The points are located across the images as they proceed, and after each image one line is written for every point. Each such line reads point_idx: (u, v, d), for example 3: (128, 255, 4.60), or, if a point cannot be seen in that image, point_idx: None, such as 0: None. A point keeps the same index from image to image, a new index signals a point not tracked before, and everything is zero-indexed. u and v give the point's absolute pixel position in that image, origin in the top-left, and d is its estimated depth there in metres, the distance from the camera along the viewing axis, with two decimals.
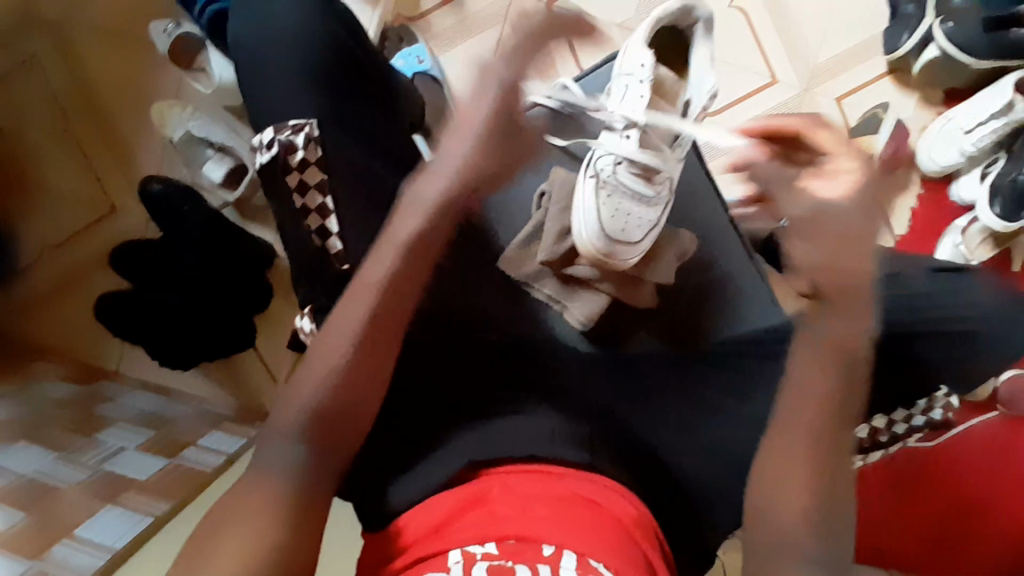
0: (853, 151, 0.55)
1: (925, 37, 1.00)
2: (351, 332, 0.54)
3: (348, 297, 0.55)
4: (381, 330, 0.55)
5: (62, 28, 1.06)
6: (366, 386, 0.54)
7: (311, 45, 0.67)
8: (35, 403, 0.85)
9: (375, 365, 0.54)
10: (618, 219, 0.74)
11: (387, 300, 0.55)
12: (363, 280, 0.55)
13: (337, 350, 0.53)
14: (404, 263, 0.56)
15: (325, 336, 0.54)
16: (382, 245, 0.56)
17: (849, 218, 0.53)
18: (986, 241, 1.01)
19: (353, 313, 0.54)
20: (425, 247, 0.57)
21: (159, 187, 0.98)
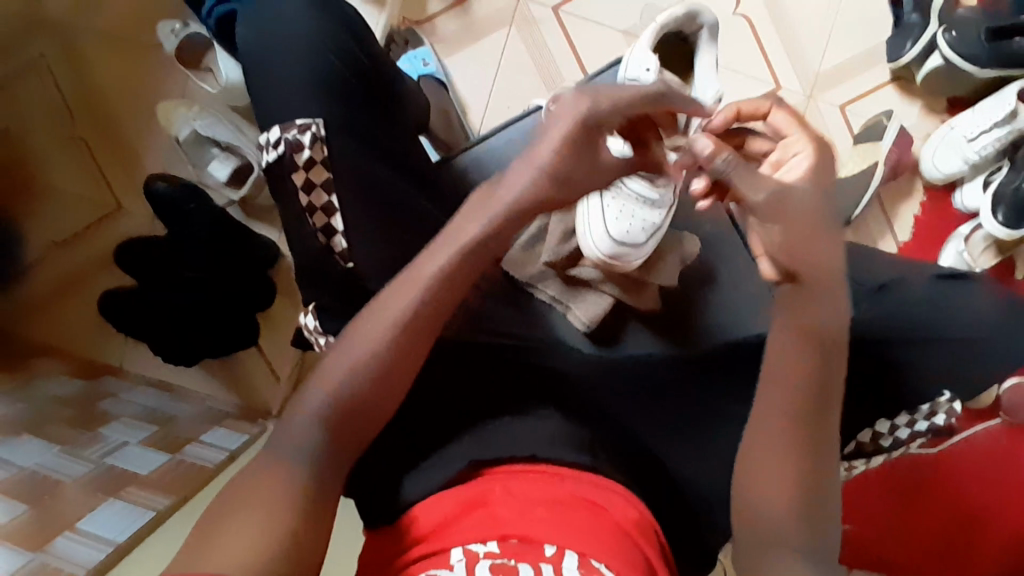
0: (807, 134, 0.59)
1: (929, 46, 1.01)
2: (392, 322, 0.54)
3: (398, 287, 0.55)
4: (419, 327, 0.54)
5: (66, 29, 1.08)
6: (388, 382, 0.54)
7: (319, 45, 0.67)
8: (37, 400, 0.85)
9: (406, 361, 0.54)
10: (623, 223, 0.76)
11: (437, 296, 0.55)
12: (417, 270, 0.55)
13: (378, 331, 0.53)
14: (460, 262, 0.55)
15: (364, 321, 0.54)
16: (445, 241, 0.56)
17: (809, 201, 0.55)
18: (989, 249, 1.01)
19: (397, 304, 0.54)
20: (475, 255, 0.56)
21: (164, 187, 0.96)
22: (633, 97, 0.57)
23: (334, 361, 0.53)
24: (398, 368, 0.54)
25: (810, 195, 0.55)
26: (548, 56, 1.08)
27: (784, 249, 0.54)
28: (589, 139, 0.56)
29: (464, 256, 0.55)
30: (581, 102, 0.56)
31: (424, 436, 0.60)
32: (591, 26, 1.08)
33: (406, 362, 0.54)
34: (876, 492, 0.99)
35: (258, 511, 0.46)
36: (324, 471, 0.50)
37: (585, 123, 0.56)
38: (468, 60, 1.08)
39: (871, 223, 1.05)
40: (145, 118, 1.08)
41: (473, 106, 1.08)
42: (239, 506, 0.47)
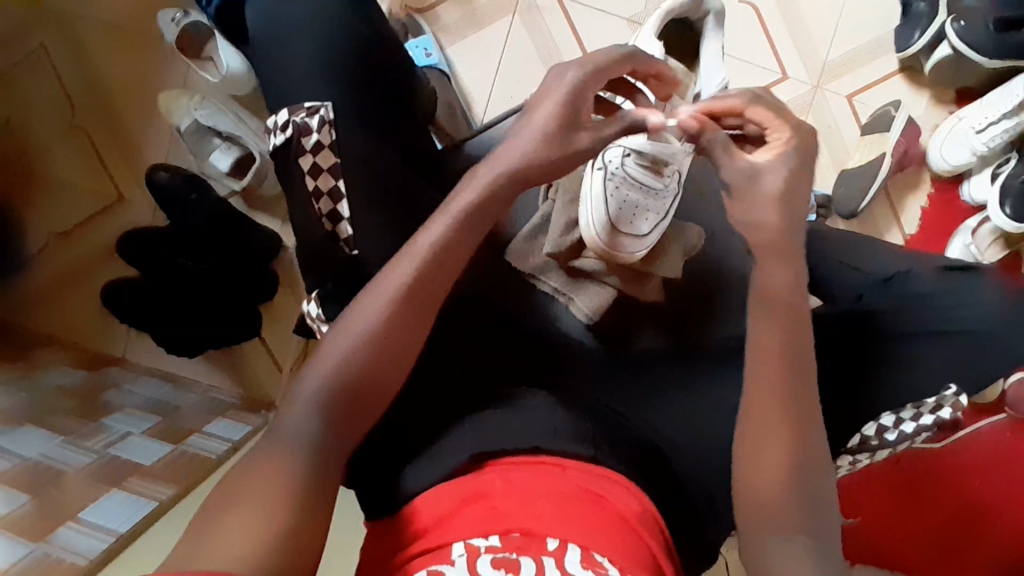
0: (785, 120, 0.58)
1: (937, 35, 0.99)
2: (391, 299, 0.54)
3: (395, 261, 0.56)
4: (417, 304, 0.55)
5: (71, 16, 1.07)
6: (385, 368, 0.54)
7: (324, 28, 0.67)
8: (40, 389, 0.85)
9: (405, 341, 0.55)
10: (626, 207, 0.73)
11: (432, 267, 0.56)
12: (412, 245, 0.56)
13: (371, 311, 0.54)
14: (455, 231, 0.57)
15: (362, 301, 0.55)
16: (442, 213, 0.58)
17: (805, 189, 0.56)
18: (996, 242, 0.99)
19: (395, 278, 0.55)
20: (467, 228, 0.57)
21: (166, 175, 0.98)
22: (618, 71, 0.62)
23: (333, 344, 0.53)
24: (392, 350, 0.54)
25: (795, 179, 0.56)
26: (552, 45, 1.07)
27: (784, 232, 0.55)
28: (577, 109, 0.60)
29: (460, 224, 0.57)
30: (566, 74, 0.61)
31: (427, 427, 0.59)
32: (596, 15, 1.07)
33: (408, 339, 0.55)
34: (873, 484, 0.99)
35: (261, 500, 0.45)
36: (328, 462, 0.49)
37: (574, 90, 0.60)
38: (471, 50, 1.07)
39: (876, 215, 1.04)
40: (148, 106, 1.07)
41: (476, 96, 1.07)
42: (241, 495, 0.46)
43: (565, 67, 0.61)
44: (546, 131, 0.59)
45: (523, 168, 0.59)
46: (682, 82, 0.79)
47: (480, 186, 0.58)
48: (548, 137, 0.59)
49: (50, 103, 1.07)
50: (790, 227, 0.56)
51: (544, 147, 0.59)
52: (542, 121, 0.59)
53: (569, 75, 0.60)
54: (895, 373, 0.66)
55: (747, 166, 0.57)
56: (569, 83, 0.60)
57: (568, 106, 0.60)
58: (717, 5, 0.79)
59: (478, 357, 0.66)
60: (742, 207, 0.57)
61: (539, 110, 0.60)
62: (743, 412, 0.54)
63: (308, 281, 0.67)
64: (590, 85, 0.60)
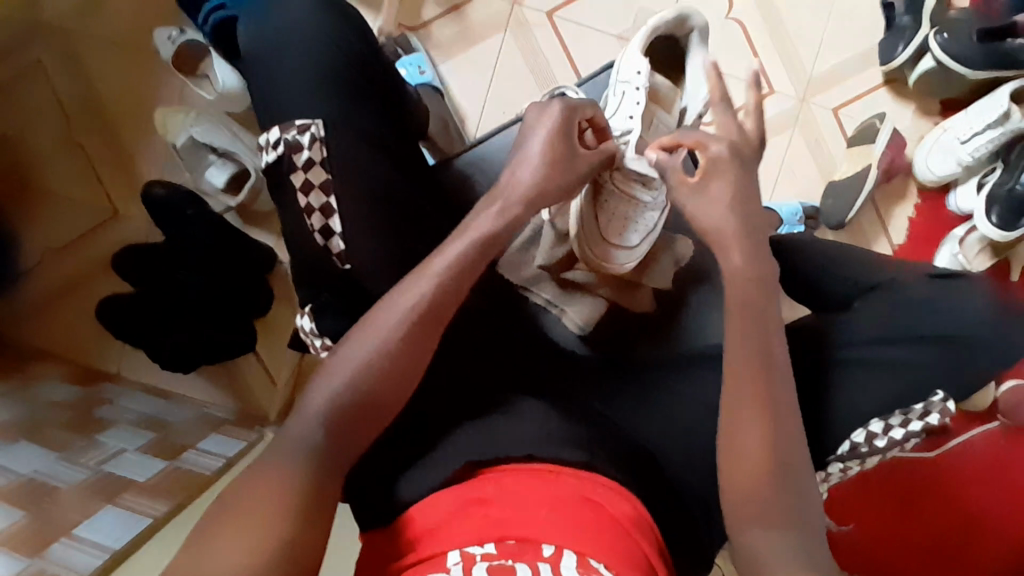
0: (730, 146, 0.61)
1: (920, 48, 1.02)
2: (404, 316, 0.55)
3: (405, 284, 0.57)
4: (430, 319, 0.56)
5: (67, 36, 1.08)
6: (388, 385, 0.54)
7: (319, 43, 0.68)
8: (35, 406, 0.85)
9: (416, 354, 0.55)
10: (617, 222, 0.74)
11: (449, 286, 0.57)
12: (429, 263, 0.58)
13: (387, 328, 0.54)
14: (473, 254, 0.58)
15: (376, 317, 0.55)
16: (460, 233, 0.60)
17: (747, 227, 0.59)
18: (984, 251, 1.01)
19: (411, 296, 0.56)
20: (472, 257, 0.58)
21: (162, 191, 0.99)
22: (584, 108, 0.66)
23: (346, 354, 0.54)
24: (397, 364, 0.54)
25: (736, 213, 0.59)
26: (543, 61, 1.09)
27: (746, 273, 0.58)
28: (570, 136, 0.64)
29: (468, 249, 0.58)
30: (549, 111, 0.65)
31: (422, 438, 0.59)
32: (585, 31, 1.08)
33: (414, 357, 0.55)
34: (869, 490, 0.99)
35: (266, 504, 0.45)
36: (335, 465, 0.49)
37: (559, 128, 0.63)
38: (462, 67, 1.09)
39: (865, 224, 1.06)
40: (144, 124, 1.08)
41: (468, 111, 1.08)
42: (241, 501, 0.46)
43: (558, 102, 0.65)
44: (540, 151, 0.63)
45: (533, 196, 0.62)
46: (669, 96, 0.79)
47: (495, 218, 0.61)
48: (544, 156, 0.63)
49: (46, 119, 1.08)
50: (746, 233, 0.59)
51: (545, 176, 0.63)
52: (537, 144, 0.63)
53: (554, 109, 0.64)
54: (887, 380, 0.66)
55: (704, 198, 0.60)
56: (558, 107, 0.64)
57: (559, 128, 0.64)
58: (701, 20, 0.79)
59: (474, 367, 0.66)
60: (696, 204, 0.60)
61: (535, 135, 0.64)
62: (737, 416, 0.54)
63: (303, 295, 0.67)
64: (575, 109, 0.65)
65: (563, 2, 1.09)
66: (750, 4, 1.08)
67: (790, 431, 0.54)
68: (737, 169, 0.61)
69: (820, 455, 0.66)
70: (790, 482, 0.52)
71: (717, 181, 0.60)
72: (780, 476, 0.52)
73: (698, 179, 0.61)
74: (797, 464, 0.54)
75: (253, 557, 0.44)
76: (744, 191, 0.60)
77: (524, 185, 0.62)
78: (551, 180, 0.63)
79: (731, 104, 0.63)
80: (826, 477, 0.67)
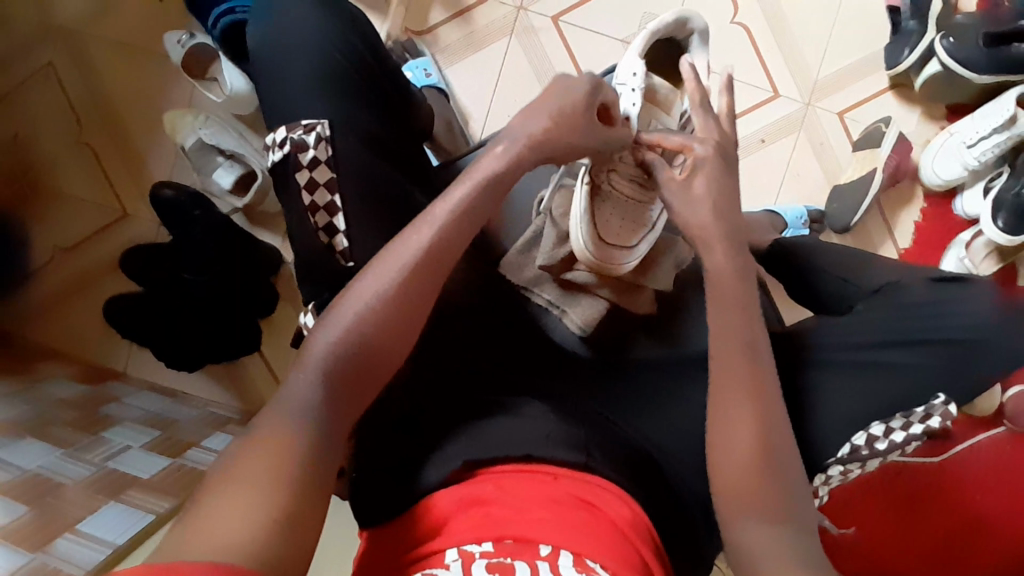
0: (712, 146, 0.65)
1: (926, 53, 1.01)
2: (394, 277, 0.55)
3: (377, 265, 0.56)
4: (426, 270, 0.57)
5: (80, 38, 1.10)
6: (379, 376, 0.54)
7: (324, 44, 0.69)
8: (42, 403, 0.86)
9: (407, 322, 0.56)
10: (613, 222, 0.77)
11: (434, 255, 0.57)
12: (431, 213, 0.59)
13: (378, 285, 0.55)
14: (449, 235, 0.58)
15: (369, 274, 0.56)
16: (470, 176, 0.61)
17: (728, 221, 0.63)
18: (990, 255, 1.00)
19: (397, 257, 0.56)
20: (455, 240, 0.59)
21: (170, 192, 0.99)
22: (601, 87, 0.67)
23: (336, 316, 0.54)
24: (381, 350, 0.54)
25: (712, 209, 0.62)
26: (547, 64, 1.09)
27: (724, 271, 0.60)
28: (575, 119, 0.65)
29: (447, 230, 0.58)
30: (573, 83, 0.66)
31: (420, 438, 0.60)
32: (590, 36, 1.09)
33: (397, 328, 0.55)
34: (868, 496, 0.99)
35: (263, 475, 0.43)
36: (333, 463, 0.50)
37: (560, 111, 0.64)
38: (467, 70, 1.10)
39: (870, 228, 1.06)
40: (153, 126, 1.10)
41: (474, 114, 1.09)
42: (240, 465, 0.44)
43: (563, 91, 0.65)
44: (535, 130, 0.63)
45: None
46: (668, 99, 0.78)
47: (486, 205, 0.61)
48: (537, 139, 0.63)
49: (56, 120, 1.10)
50: (728, 238, 0.62)
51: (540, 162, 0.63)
52: (540, 124, 0.64)
53: (574, 87, 0.66)
54: (887, 382, 0.66)
55: (690, 193, 0.63)
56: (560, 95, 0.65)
57: (562, 118, 0.64)
58: (702, 22, 0.80)
59: (473, 369, 0.66)
60: (681, 199, 0.63)
61: (542, 110, 0.64)
62: (733, 414, 0.54)
63: (306, 295, 0.68)
64: (601, 88, 0.67)
65: (568, 6, 1.09)
66: (754, 9, 1.08)
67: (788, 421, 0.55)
68: (719, 164, 0.64)
69: (819, 458, 0.66)
70: (785, 480, 0.53)
71: (701, 178, 0.63)
72: (776, 474, 0.53)
73: (682, 177, 0.64)
74: (792, 462, 0.54)
75: (251, 528, 0.40)
76: (726, 193, 0.63)
77: (507, 158, 0.62)
78: (549, 139, 0.64)
79: (710, 108, 0.67)
80: (826, 479, 0.67)
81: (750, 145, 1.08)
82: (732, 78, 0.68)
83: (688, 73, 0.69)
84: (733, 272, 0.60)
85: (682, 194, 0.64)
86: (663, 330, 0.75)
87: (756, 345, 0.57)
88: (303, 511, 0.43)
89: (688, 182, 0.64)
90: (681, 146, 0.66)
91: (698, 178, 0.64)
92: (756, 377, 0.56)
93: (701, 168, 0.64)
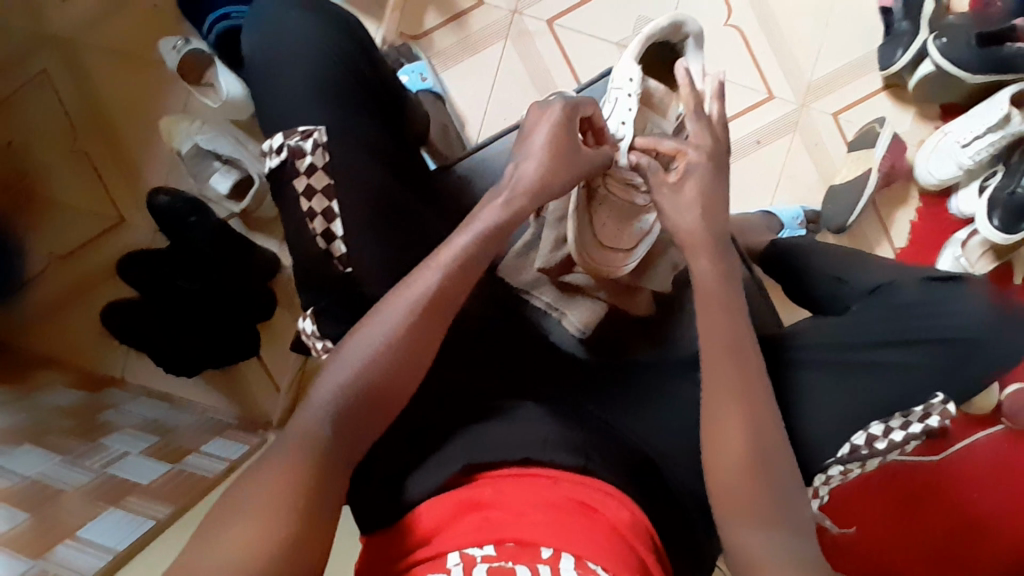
0: (703, 149, 0.65)
1: (919, 53, 1.02)
2: (410, 309, 0.55)
3: (393, 298, 0.56)
4: (439, 307, 0.57)
5: (75, 45, 1.10)
6: (391, 404, 0.54)
7: (319, 52, 0.69)
8: (39, 410, 0.86)
9: (419, 362, 0.56)
10: (609, 227, 0.75)
11: (454, 283, 0.57)
12: (450, 246, 0.59)
13: (386, 326, 0.55)
14: (463, 267, 0.58)
15: (382, 309, 0.56)
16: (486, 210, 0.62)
17: (717, 225, 0.63)
18: (987, 254, 1.01)
19: (417, 288, 0.56)
20: (467, 264, 0.58)
21: (166, 199, 0.99)
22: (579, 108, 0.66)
23: (347, 354, 0.54)
24: (391, 385, 0.54)
25: (700, 216, 0.62)
26: (544, 69, 1.09)
27: (716, 275, 0.60)
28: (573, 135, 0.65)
29: (460, 263, 0.58)
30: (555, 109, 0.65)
31: (421, 442, 0.60)
32: (586, 40, 1.09)
33: (410, 374, 0.55)
34: (869, 499, 0.99)
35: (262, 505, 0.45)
36: (337, 465, 0.50)
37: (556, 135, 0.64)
38: (464, 75, 1.10)
39: (866, 228, 1.06)
40: (149, 133, 1.09)
41: (470, 118, 1.09)
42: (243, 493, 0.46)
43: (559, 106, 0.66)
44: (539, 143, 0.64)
45: (520, 197, 0.62)
46: (663, 102, 0.78)
47: (489, 218, 0.61)
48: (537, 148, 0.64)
49: (52, 127, 1.10)
50: (720, 240, 0.62)
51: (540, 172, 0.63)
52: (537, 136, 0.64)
53: (558, 112, 0.65)
54: (884, 381, 0.66)
55: (681, 201, 0.63)
56: (560, 104, 0.65)
57: (557, 149, 0.64)
58: (696, 27, 0.80)
59: (472, 371, 0.67)
60: (672, 203, 0.63)
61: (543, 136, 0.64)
62: (729, 417, 0.55)
63: (304, 300, 0.68)
64: (577, 108, 0.66)
65: (564, 10, 1.10)
66: (748, 11, 1.08)
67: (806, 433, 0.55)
68: (711, 169, 0.64)
69: (819, 458, 0.66)
70: (781, 482, 0.53)
71: (692, 181, 0.64)
72: (771, 475, 0.53)
73: (674, 178, 0.64)
74: (786, 465, 0.54)
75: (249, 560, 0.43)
76: (715, 201, 0.63)
77: (517, 188, 0.63)
78: (553, 175, 0.63)
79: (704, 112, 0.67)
80: (826, 479, 0.67)
81: (746, 147, 1.08)
82: (724, 83, 0.69)
83: (683, 77, 0.68)
84: (724, 274, 0.60)
85: (677, 201, 0.63)
86: (661, 333, 0.75)
87: (750, 346, 0.58)
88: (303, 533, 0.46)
89: (679, 184, 0.64)
90: (676, 150, 0.66)
91: (687, 180, 0.64)
92: (752, 379, 0.56)
93: (692, 171, 0.64)
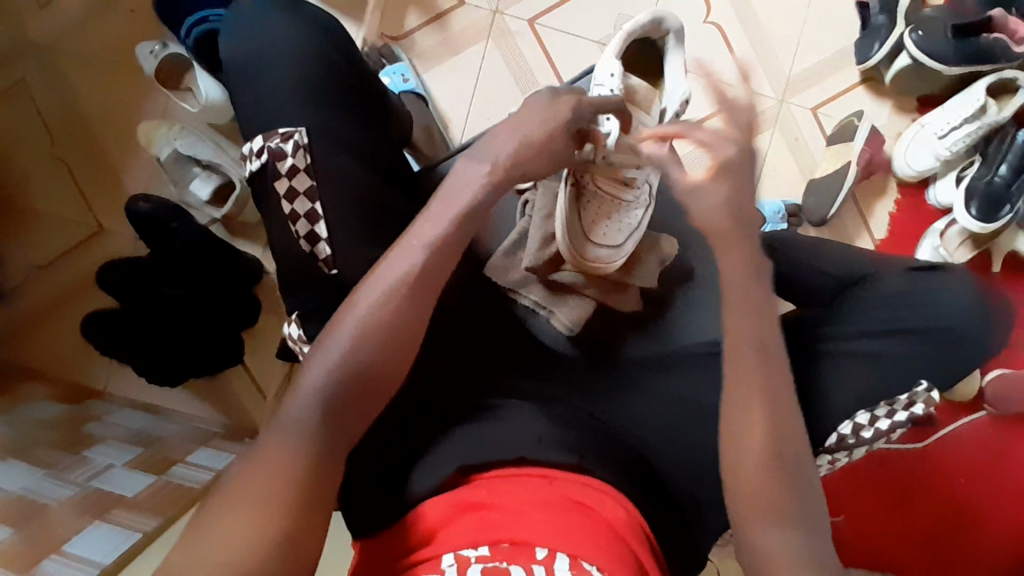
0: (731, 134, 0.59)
1: (896, 46, 1.04)
2: (391, 297, 0.55)
3: (369, 286, 0.55)
4: (421, 293, 0.56)
5: (50, 52, 1.08)
6: (373, 398, 0.54)
7: (301, 57, 0.68)
8: (22, 423, 0.85)
9: (403, 354, 0.55)
10: (598, 222, 0.76)
11: (432, 272, 0.57)
12: (416, 235, 0.58)
13: (368, 312, 0.54)
14: (433, 259, 0.57)
15: (358, 296, 0.55)
16: (456, 194, 0.61)
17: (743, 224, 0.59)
18: (964, 243, 1.02)
19: (393, 277, 0.56)
20: (449, 250, 0.58)
21: (146, 204, 0.97)
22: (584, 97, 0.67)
23: (328, 344, 0.53)
24: (373, 377, 0.53)
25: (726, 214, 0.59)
26: (525, 68, 1.09)
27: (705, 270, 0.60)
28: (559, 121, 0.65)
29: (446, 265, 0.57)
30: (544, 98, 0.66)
31: (412, 445, 0.59)
32: (567, 38, 1.10)
33: (394, 366, 0.55)
34: (858, 485, 1.00)
35: (255, 501, 0.45)
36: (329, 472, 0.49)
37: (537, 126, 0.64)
38: (446, 75, 1.10)
39: (847, 221, 1.07)
40: (128, 140, 1.08)
41: (453, 118, 1.09)
42: (237, 490, 0.45)
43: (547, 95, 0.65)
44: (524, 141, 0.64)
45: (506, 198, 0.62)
46: (647, 98, 0.78)
47: (467, 214, 0.60)
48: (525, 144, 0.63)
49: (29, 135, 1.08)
50: None
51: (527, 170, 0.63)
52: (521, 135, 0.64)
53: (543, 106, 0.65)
54: (869, 371, 0.67)
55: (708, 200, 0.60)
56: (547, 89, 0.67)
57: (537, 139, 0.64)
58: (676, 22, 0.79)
59: (463, 373, 0.66)
60: (696, 201, 0.60)
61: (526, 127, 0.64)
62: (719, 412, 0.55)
63: (290, 305, 0.67)
64: (579, 99, 0.66)
65: (545, 9, 1.10)
66: (727, 7, 1.10)
67: (799, 422, 0.55)
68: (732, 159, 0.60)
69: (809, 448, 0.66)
70: (773, 476, 0.53)
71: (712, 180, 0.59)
72: (763, 469, 0.53)
73: (701, 177, 0.60)
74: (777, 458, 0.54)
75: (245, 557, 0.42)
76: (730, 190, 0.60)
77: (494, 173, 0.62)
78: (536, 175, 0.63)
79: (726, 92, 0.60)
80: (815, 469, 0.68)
81: None
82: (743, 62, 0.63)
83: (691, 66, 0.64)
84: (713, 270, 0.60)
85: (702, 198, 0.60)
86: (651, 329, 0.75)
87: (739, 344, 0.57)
88: (298, 529, 0.45)
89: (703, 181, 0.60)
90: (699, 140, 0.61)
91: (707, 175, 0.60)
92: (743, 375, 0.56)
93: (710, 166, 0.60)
